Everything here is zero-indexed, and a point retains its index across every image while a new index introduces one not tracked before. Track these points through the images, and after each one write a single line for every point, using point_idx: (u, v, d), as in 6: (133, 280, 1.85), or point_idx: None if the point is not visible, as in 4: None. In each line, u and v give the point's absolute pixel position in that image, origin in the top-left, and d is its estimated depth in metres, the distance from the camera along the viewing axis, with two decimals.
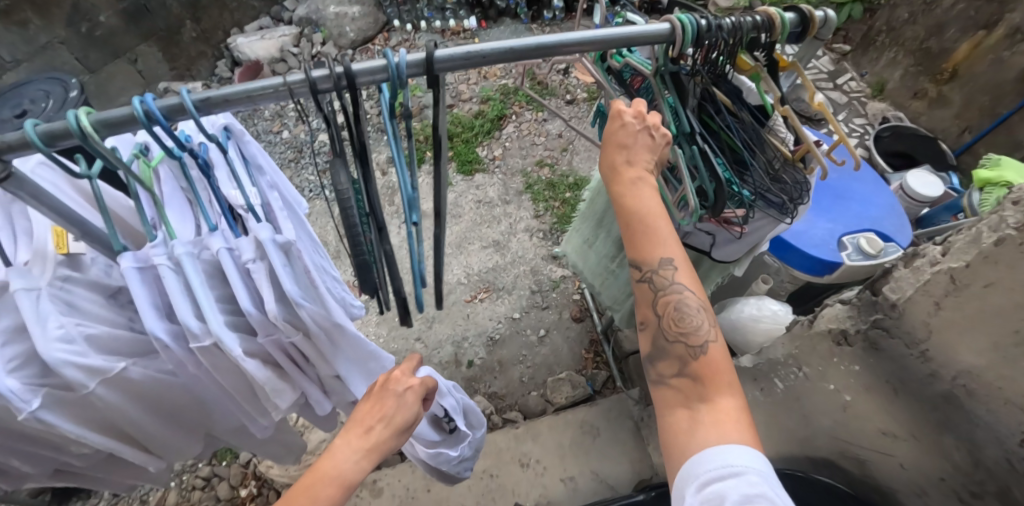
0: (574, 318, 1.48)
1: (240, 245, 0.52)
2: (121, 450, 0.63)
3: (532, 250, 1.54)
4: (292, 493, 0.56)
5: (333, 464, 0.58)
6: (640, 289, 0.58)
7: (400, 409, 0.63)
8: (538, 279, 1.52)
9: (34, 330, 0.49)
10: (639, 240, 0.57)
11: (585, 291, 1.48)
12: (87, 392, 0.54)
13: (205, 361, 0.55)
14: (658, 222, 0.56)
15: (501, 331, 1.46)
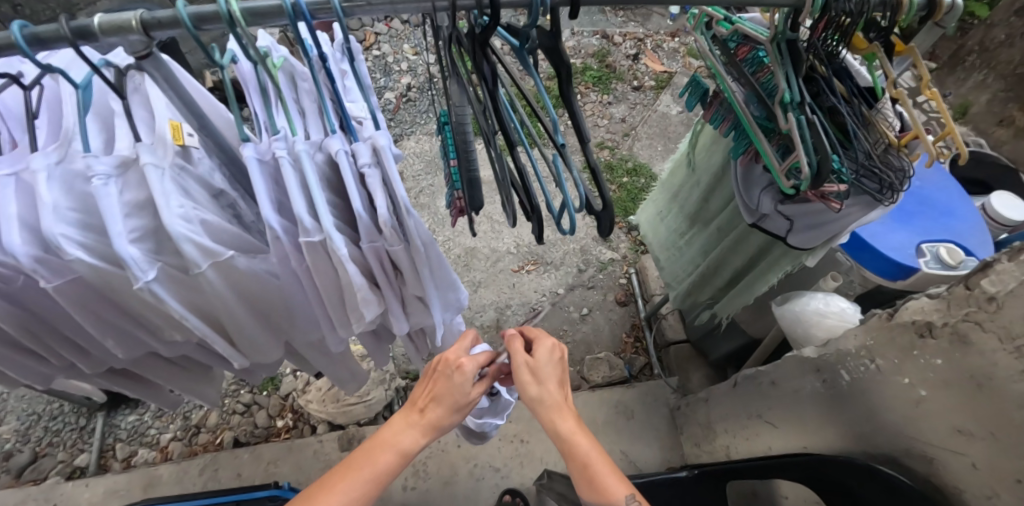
0: (618, 302, 1.48)
1: (360, 149, 0.54)
2: (217, 342, 0.64)
3: (584, 229, 1.55)
4: (353, 456, 0.60)
5: (392, 434, 0.62)
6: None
7: (453, 388, 0.64)
8: (587, 258, 1.52)
9: (161, 202, 0.51)
10: (594, 484, 0.60)
11: (632, 276, 1.48)
12: (197, 273, 0.55)
13: (309, 260, 0.56)
14: (598, 461, 0.61)
15: (544, 304, 1.47)
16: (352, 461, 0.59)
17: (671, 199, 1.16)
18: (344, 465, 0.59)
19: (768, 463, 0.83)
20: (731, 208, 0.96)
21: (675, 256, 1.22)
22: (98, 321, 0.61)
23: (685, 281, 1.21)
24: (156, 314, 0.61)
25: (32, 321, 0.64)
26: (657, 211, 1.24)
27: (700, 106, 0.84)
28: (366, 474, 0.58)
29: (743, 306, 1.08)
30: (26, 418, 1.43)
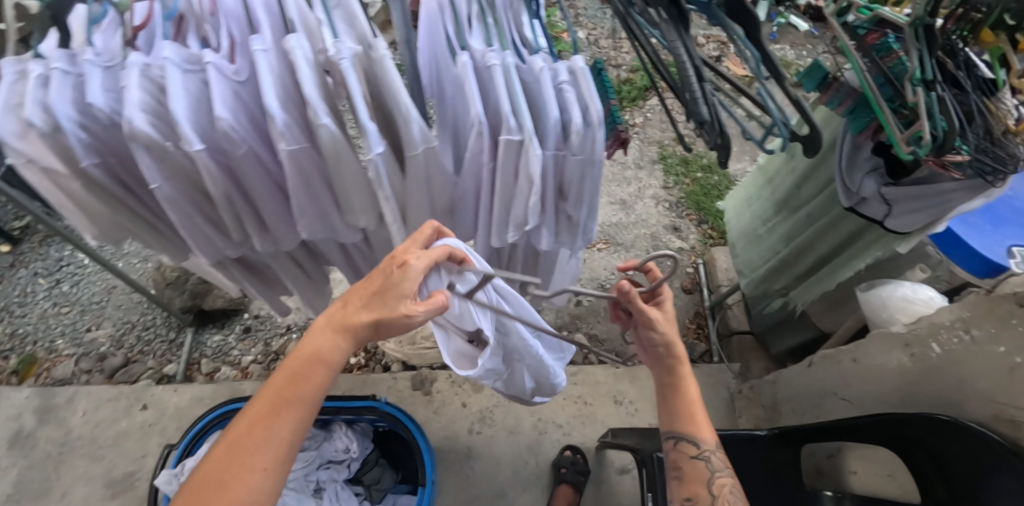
0: (685, 289, 1.56)
1: (559, 68, 0.65)
2: (390, 223, 0.73)
3: (656, 218, 1.63)
4: (282, 374, 0.57)
5: (317, 347, 0.58)
6: (695, 464, 0.79)
7: (387, 298, 0.58)
8: (656, 244, 1.59)
9: (400, 87, 0.60)
10: (696, 424, 0.81)
11: (700, 266, 1.55)
12: (412, 154, 0.64)
13: (502, 156, 0.66)
14: (698, 409, 0.82)
15: (612, 281, 1.53)
16: (279, 383, 0.56)
17: (763, 186, 1.28)
18: (274, 385, 0.57)
19: (851, 422, 0.89)
20: (826, 192, 1.03)
21: (753, 244, 1.31)
22: (305, 197, 0.70)
23: (762, 267, 1.28)
24: (354, 191, 0.70)
25: (235, 192, 0.74)
26: (746, 197, 1.35)
27: (815, 89, 0.86)
28: (296, 398, 0.56)
29: (818, 295, 1.14)
30: (122, 326, 1.54)
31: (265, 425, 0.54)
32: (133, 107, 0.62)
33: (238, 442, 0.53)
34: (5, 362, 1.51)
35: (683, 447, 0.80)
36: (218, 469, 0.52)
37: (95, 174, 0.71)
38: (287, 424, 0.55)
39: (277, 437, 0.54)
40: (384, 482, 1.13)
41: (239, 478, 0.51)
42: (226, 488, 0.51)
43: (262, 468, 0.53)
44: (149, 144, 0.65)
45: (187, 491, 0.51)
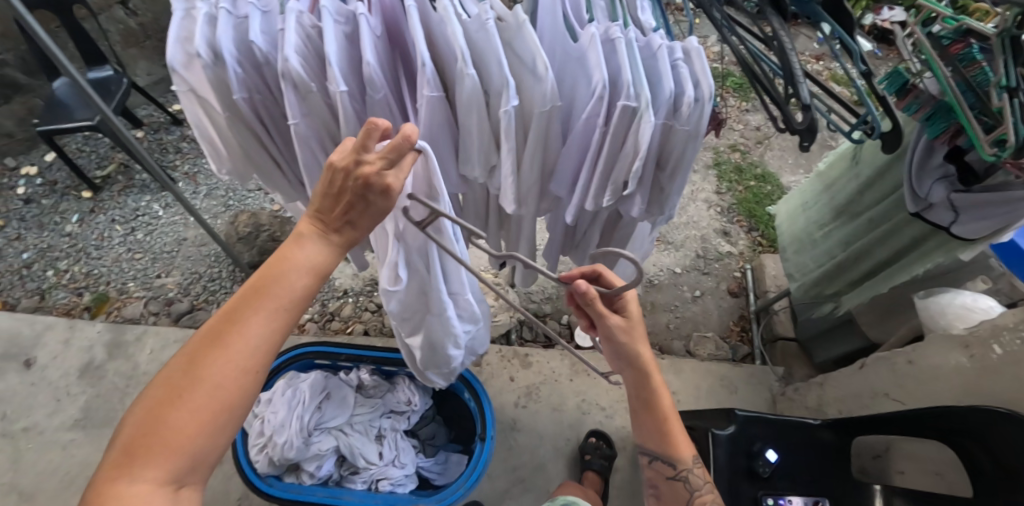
0: (730, 292, 1.70)
1: (675, 47, 0.72)
2: (504, 177, 0.78)
3: (708, 222, 1.82)
4: (259, 278, 0.50)
5: (300, 250, 0.52)
6: (673, 485, 0.80)
7: (375, 206, 0.54)
8: (705, 246, 1.77)
9: (540, 50, 0.67)
10: (674, 446, 0.78)
11: (748, 270, 1.70)
12: (540, 111, 0.71)
13: (616, 123, 0.72)
14: (675, 429, 0.78)
15: (660, 278, 1.71)
16: (257, 286, 0.50)
17: (820, 192, 1.33)
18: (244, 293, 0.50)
19: (906, 414, 0.92)
20: (891, 199, 1.08)
21: (807, 249, 1.36)
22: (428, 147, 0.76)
23: (814, 272, 1.33)
24: (476, 144, 0.75)
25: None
26: (800, 204, 1.40)
27: (893, 95, 0.91)
28: (280, 304, 0.50)
29: (869, 300, 1.19)
30: (189, 275, 1.76)
31: (248, 330, 0.48)
32: (290, 49, 0.68)
33: (217, 348, 0.47)
34: (81, 298, 1.73)
35: (661, 468, 0.81)
36: (197, 374, 0.46)
37: (244, 108, 0.75)
38: (273, 329, 0.50)
39: (264, 342, 0.49)
40: (438, 438, 1.18)
41: (226, 384, 0.46)
42: (211, 395, 0.46)
43: (252, 372, 0.48)
44: (298, 84, 0.70)
45: (161, 397, 0.45)
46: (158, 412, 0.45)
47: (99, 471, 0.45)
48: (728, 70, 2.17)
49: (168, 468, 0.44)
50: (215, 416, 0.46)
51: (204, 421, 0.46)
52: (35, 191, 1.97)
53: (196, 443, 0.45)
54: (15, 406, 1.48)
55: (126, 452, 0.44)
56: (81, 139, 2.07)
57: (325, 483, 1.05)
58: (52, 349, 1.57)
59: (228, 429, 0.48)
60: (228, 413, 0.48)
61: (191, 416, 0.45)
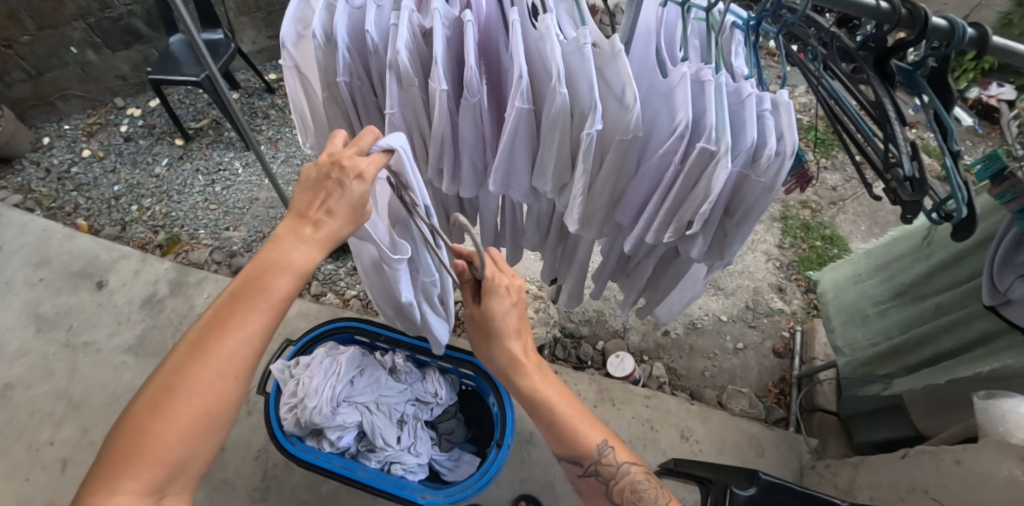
0: (775, 351, 1.66)
1: (765, 96, 0.71)
2: (574, 196, 0.80)
3: (764, 276, 1.79)
4: (238, 285, 0.54)
5: (281, 253, 0.56)
6: (587, 480, 0.74)
7: (347, 197, 0.59)
8: (757, 300, 1.74)
9: (630, 79, 0.68)
10: (571, 439, 0.71)
11: (798, 333, 1.65)
12: (622, 138, 0.72)
13: (693, 163, 0.71)
14: (574, 418, 0.71)
15: (704, 322, 1.69)
16: (237, 293, 0.54)
17: (880, 267, 1.28)
18: (231, 298, 0.54)
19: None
20: (965, 286, 1.03)
21: (858, 323, 1.31)
22: (507, 158, 0.79)
23: (867, 351, 1.27)
24: (554, 161, 0.77)
25: (450, 143, 0.82)
26: (854, 275, 1.35)
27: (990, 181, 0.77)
28: (259, 307, 0.54)
29: (922, 388, 1.10)
30: (254, 232, 1.92)
31: (228, 334, 0.52)
32: (401, 43, 0.72)
33: (196, 355, 0.51)
34: (156, 236, 1.93)
35: (572, 468, 0.75)
36: (177, 382, 0.49)
37: (343, 91, 0.80)
38: (252, 333, 0.53)
39: (243, 347, 0.53)
40: (455, 435, 1.20)
41: (206, 391, 0.50)
42: (187, 399, 0.49)
43: (230, 379, 0.52)
44: (402, 76, 0.74)
45: (144, 405, 0.49)
46: (141, 420, 0.48)
47: (86, 486, 0.47)
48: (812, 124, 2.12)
49: (148, 475, 0.47)
50: (194, 423, 0.50)
51: (182, 427, 0.49)
52: (135, 130, 2.18)
53: (176, 449, 0.49)
54: (83, 322, 1.71)
55: (111, 463, 0.47)
56: (184, 91, 2.26)
57: (343, 454, 1.09)
58: (123, 276, 1.79)
59: (208, 437, 0.51)
60: (209, 418, 0.51)
61: (168, 423, 0.48)
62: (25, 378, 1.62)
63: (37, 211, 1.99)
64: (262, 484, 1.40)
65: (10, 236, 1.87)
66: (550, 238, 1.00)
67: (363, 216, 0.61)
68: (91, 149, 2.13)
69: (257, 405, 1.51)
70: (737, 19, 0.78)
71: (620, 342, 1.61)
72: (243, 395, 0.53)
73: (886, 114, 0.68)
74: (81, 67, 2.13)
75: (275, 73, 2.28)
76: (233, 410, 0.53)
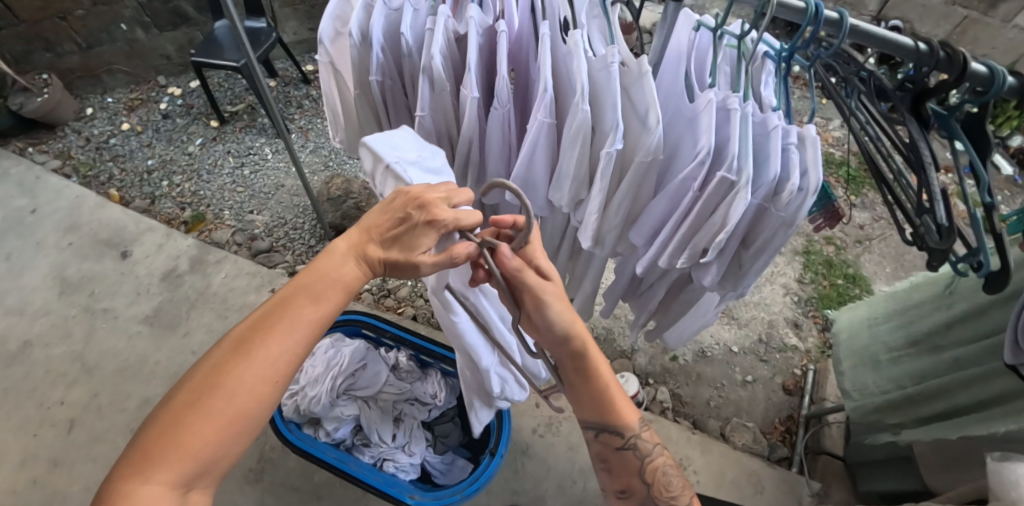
0: (785, 388, 1.62)
1: (792, 130, 0.70)
2: (589, 213, 0.80)
3: (781, 310, 1.75)
4: (289, 292, 0.56)
5: (335, 268, 0.58)
6: (623, 455, 0.73)
7: (411, 235, 0.57)
8: (771, 334, 1.70)
9: (655, 102, 0.68)
10: (614, 412, 0.72)
11: (810, 372, 1.61)
12: (642, 160, 0.72)
13: (711, 191, 0.70)
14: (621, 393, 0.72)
15: (714, 351, 1.66)
16: (288, 297, 0.55)
17: (898, 312, 1.24)
18: (280, 303, 0.55)
19: None
20: (986, 342, 0.99)
21: (868, 368, 1.27)
22: (526, 169, 0.79)
23: (875, 399, 1.22)
24: (572, 176, 0.77)
25: (475, 149, 0.82)
26: (869, 317, 1.32)
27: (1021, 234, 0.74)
28: (311, 318, 0.55)
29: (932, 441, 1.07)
30: (277, 217, 1.96)
31: (274, 338, 0.53)
32: (436, 49, 0.73)
33: (240, 355, 0.51)
34: (183, 212, 1.98)
35: (606, 440, 0.73)
36: (218, 379, 0.50)
37: (375, 90, 0.81)
38: (297, 341, 0.54)
39: (286, 353, 0.53)
40: (450, 439, 1.20)
41: (247, 391, 0.50)
42: (233, 400, 0.50)
43: (271, 383, 0.52)
44: (434, 81, 0.75)
45: (185, 398, 0.49)
46: (180, 418, 0.48)
47: (111, 480, 0.46)
48: (843, 159, 2.07)
49: (179, 470, 0.47)
50: (230, 423, 0.49)
51: (223, 428, 0.49)
52: (174, 109, 2.25)
53: (211, 446, 0.48)
54: (105, 289, 1.77)
55: (143, 452, 0.47)
56: (224, 75, 2.33)
57: (338, 445, 1.10)
58: (147, 248, 1.84)
59: (242, 439, 0.51)
60: (244, 421, 0.51)
61: (211, 421, 0.48)
62: (43, 337, 1.71)
63: (74, 177, 2.08)
64: (257, 466, 1.42)
65: (46, 200, 1.99)
66: (562, 253, 1.00)
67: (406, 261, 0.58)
68: (130, 123, 2.21)
69: None
70: (770, 48, 0.76)
71: (627, 362, 1.60)
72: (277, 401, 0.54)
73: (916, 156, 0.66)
74: (128, 43, 2.21)
75: (312, 65, 2.33)
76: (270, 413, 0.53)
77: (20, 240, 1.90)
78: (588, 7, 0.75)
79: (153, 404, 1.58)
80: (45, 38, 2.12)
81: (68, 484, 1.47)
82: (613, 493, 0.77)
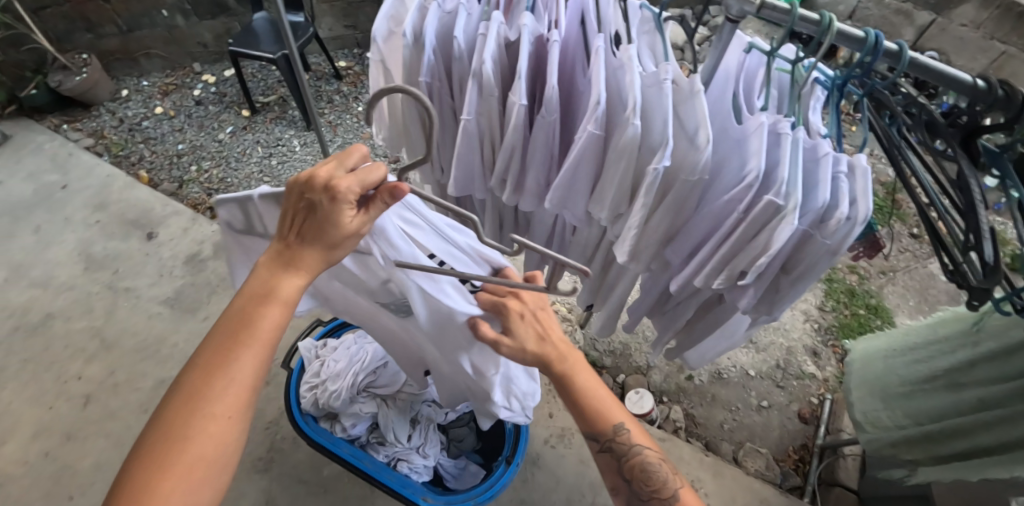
0: (801, 416, 1.60)
1: (842, 158, 0.69)
2: (629, 227, 0.79)
3: (800, 336, 1.73)
4: (226, 326, 0.56)
5: (264, 289, 0.56)
6: (603, 455, 0.79)
7: (321, 216, 0.53)
8: (789, 359, 1.68)
9: (706, 120, 0.68)
10: (591, 416, 0.77)
11: (828, 401, 1.59)
12: (688, 178, 0.72)
13: (756, 213, 0.70)
14: (599, 395, 0.78)
15: (730, 373, 1.65)
16: (227, 331, 0.56)
17: (916, 346, 1.17)
18: (219, 337, 0.56)
19: None
20: (1014, 384, 0.92)
21: (882, 401, 1.21)
22: (570, 179, 0.79)
23: (890, 433, 1.16)
24: (615, 189, 0.77)
25: (518, 156, 0.82)
26: (885, 349, 1.25)
27: None
28: (253, 349, 0.56)
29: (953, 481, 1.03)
30: None
31: (218, 373, 0.54)
32: (488, 54, 0.74)
33: (188, 399, 0.53)
34: (210, 198, 2.01)
35: (590, 442, 0.80)
36: (172, 426, 0.52)
37: (423, 91, 0.82)
38: (244, 371, 0.55)
39: (232, 385, 0.54)
40: (465, 442, 1.19)
41: (203, 432, 0.52)
42: (192, 446, 0.52)
43: (224, 418, 0.54)
44: (484, 85, 0.76)
45: (145, 453, 0.51)
46: (148, 477, 0.50)
47: None
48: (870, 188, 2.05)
49: None
50: (190, 469, 0.52)
51: (191, 472, 0.52)
52: (207, 96, 2.28)
53: (175, 497, 0.50)
54: (129, 268, 1.80)
55: None
56: (258, 66, 2.37)
57: (352, 442, 1.10)
58: (172, 231, 1.87)
59: (213, 476, 0.54)
60: (206, 462, 0.53)
61: (180, 471, 0.51)
62: (65, 311, 1.74)
63: (106, 156, 2.12)
64: (266, 455, 1.42)
65: (77, 177, 2.03)
66: (592, 264, 1.00)
67: (330, 243, 0.55)
68: (163, 107, 2.25)
69: (276, 377, 1.55)
70: (822, 75, 0.76)
71: (641, 378, 1.59)
72: (239, 434, 0.55)
73: (967, 192, 0.64)
74: (167, 29, 2.24)
75: (345, 61, 2.37)
76: (239, 445, 0.56)
77: (49, 215, 1.94)
78: (640, 22, 0.76)
79: (168, 386, 1.60)
80: (87, 19, 2.16)
81: (81, 457, 1.48)
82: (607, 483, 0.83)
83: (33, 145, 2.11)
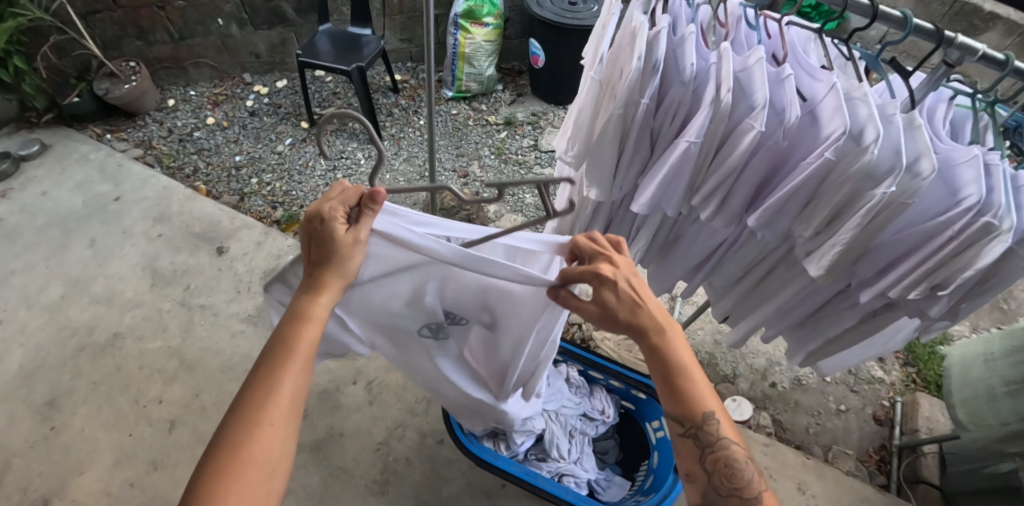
0: (876, 418, 1.70)
1: None
2: (835, 242, 0.85)
3: None
4: (270, 347, 0.60)
5: (301, 309, 0.61)
6: (685, 442, 0.68)
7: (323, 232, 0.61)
8: (859, 365, 1.79)
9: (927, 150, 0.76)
10: (683, 395, 0.66)
11: (900, 403, 1.70)
12: (907, 202, 0.78)
13: (968, 233, 0.77)
14: (693, 375, 0.67)
15: (809, 380, 1.74)
16: (271, 351, 0.59)
17: (1018, 349, 1.21)
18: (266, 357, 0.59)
19: None
20: None
21: (982, 403, 1.26)
22: (785, 198, 0.85)
23: (995, 429, 1.21)
24: (829, 207, 0.83)
25: (731, 179, 0.85)
26: (985, 353, 1.29)
27: None
28: (294, 366, 0.59)
29: None
30: None
31: (268, 386, 0.57)
32: (727, 81, 0.77)
33: (240, 411, 0.55)
34: (275, 212, 1.96)
35: (671, 424, 0.69)
36: (226, 439, 0.53)
37: (641, 113, 0.84)
38: (292, 382, 0.58)
39: (283, 394, 0.57)
40: (609, 455, 1.25)
41: (256, 441, 0.54)
42: (246, 456, 0.52)
43: (274, 424, 0.55)
44: (719, 110, 0.78)
45: (201, 469, 0.52)
46: (208, 488, 0.50)
47: None
48: None
49: None
50: (246, 474, 0.52)
51: (247, 481, 0.52)
52: (261, 107, 2.24)
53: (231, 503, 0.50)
54: (201, 284, 1.73)
55: None
56: (312, 78, 2.34)
57: (515, 459, 1.12)
58: (244, 245, 1.81)
59: (266, 485, 0.54)
60: (261, 469, 0.53)
61: (236, 478, 0.51)
62: (135, 330, 1.65)
63: (158, 167, 2.04)
64: (381, 477, 1.39)
65: (131, 188, 1.93)
66: (755, 275, 1.07)
67: (342, 252, 0.62)
68: (215, 118, 2.19)
69: (380, 397, 1.53)
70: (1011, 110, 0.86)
71: (731, 386, 1.68)
72: (289, 442, 0.57)
73: None
74: (221, 38, 2.19)
75: (401, 75, 2.39)
76: (290, 459, 0.57)
77: (105, 228, 1.84)
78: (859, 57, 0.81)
79: None
80: (139, 26, 2.09)
81: (171, 486, 1.39)
82: (682, 470, 0.72)
83: (77, 154, 2.00)
